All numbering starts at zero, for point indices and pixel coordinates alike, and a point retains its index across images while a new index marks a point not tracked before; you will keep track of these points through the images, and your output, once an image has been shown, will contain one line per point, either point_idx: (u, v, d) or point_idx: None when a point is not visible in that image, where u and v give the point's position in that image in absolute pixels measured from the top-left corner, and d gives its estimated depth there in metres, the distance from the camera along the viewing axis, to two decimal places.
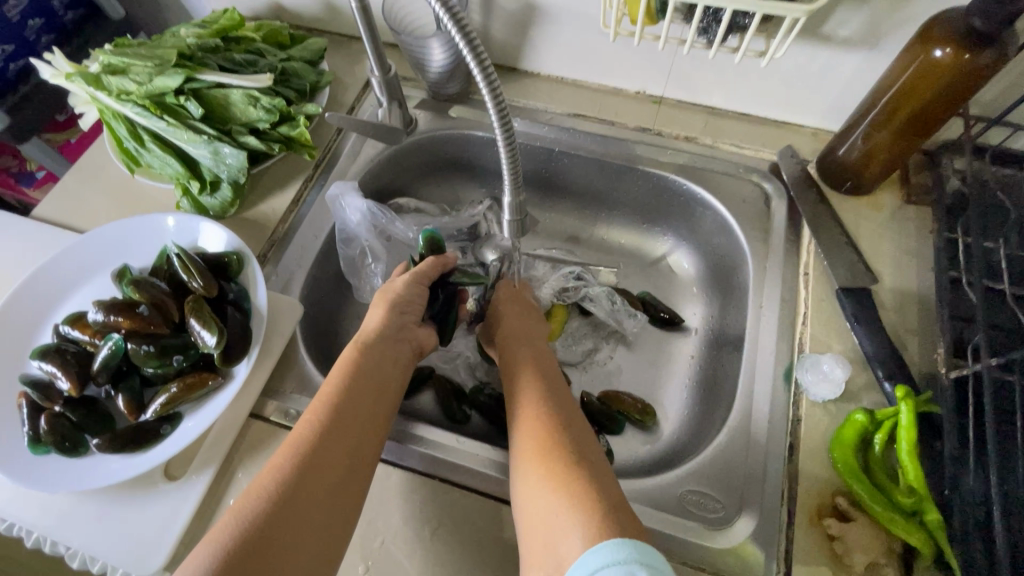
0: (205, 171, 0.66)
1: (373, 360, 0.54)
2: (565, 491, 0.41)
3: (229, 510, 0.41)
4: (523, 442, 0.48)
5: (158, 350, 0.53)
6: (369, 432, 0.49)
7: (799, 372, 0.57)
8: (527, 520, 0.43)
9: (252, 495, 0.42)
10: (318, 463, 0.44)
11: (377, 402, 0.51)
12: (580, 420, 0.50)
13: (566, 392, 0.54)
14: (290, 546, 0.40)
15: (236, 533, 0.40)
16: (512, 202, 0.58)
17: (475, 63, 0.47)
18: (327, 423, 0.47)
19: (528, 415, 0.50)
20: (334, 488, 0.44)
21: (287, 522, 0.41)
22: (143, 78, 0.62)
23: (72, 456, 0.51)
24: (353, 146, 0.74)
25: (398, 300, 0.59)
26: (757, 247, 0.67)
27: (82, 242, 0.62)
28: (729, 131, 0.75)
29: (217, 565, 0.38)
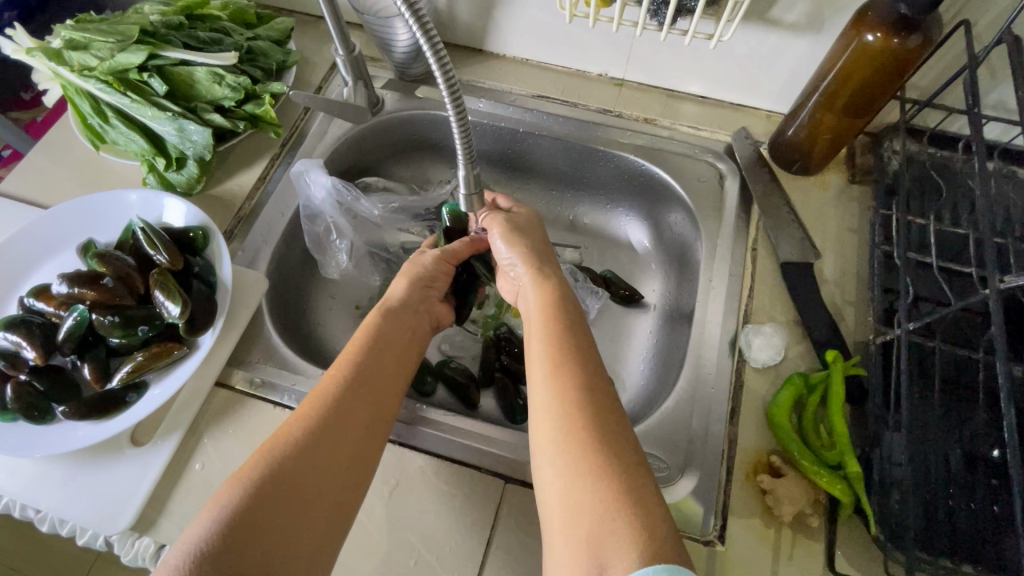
0: (171, 148, 0.66)
1: (395, 326, 0.56)
2: (603, 481, 0.39)
3: (258, 449, 0.43)
4: (548, 410, 0.45)
5: (122, 320, 0.54)
6: (390, 391, 0.51)
7: (743, 341, 0.60)
8: (554, 499, 0.41)
9: (281, 437, 0.44)
10: (343, 414, 0.47)
11: (397, 364, 0.54)
12: (604, 381, 0.47)
13: (590, 347, 0.51)
14: (314, 485, 0.42)
15: (265, 470, 0.41)
16: (466, 176, 0.60)
17: (425, 41, 0.49)
18: (352, 377, 0.49)
19: (550, 382, 0.47)
20: (358, 437, 0.46)
21: (313, 464, 0.43)
22: (105, 54, 0.63)
23: (39, 423, 0.52)
24: (320, 125, 0.75)
25: (423, 274, 0.62)
26: (710, 223, 0.70)
27: (45, 218, 0.62)
28: (687, 113, 0.77)
29: (250, 497, 0.40)
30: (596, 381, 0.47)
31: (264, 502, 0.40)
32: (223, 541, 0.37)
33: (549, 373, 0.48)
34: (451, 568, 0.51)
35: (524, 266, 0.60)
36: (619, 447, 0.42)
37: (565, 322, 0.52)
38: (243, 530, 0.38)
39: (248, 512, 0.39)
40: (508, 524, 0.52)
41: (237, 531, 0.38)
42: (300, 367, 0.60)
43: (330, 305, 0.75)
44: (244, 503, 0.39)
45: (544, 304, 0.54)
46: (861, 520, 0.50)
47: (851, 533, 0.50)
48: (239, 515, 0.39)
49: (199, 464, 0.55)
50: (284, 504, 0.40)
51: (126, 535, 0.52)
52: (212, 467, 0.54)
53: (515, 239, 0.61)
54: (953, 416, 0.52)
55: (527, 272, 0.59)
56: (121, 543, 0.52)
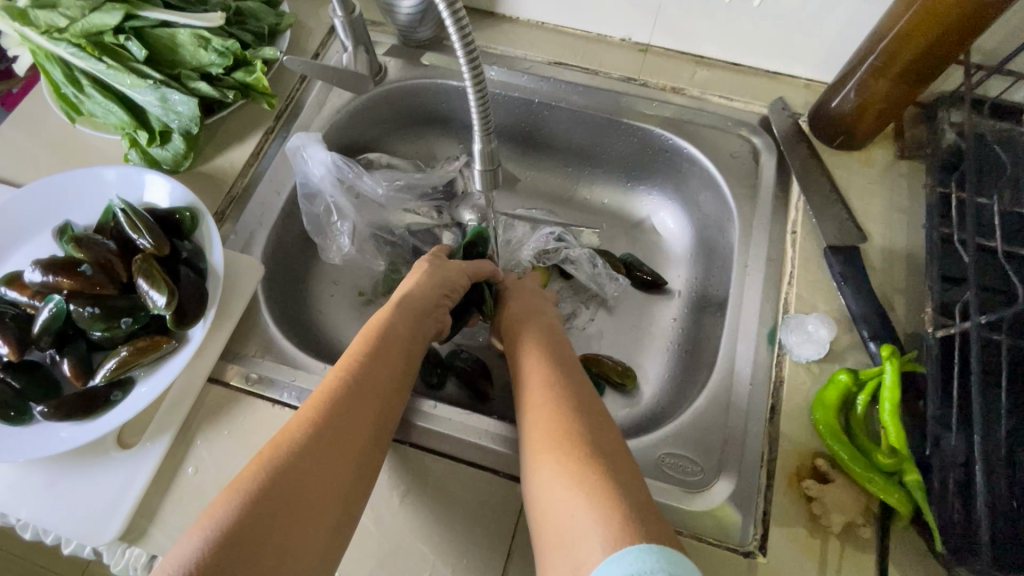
0: (153, 120, 0.60)
1: (404, 327, 0.52)
2: (578, 480, 0.38)
3: (252, 459, 0.39)
4: (533, 428, 0.45)
5: (103, 311, 0.50)
6: (393, 398, 0.47)
7: (783, 333, 0.55)
8: (542, 513, 0.39)
9: (280, 445, 0.39)
10: (347, 421, 0.42)
11: (403, 368, 0.50)
12: (593, 400, 0.47)
13: (578, 370, 0.51)
14: (316, 497, 0.38)
15: (263, 482, 0.37)
16: (482, 150, 0.54)
17: (446, 10, 0.43)
18: (358, 381, 0.45)
19: (536, 401, 0.47)
20: (362, 445, 0.42)
21: (316, 472, 0.39)
22: (75, 13, 0.56)
23: (16, 425, 0.48)
24: (318, 95, 0.69)
25: (448, 279, 0.58)
26: (744, 203, 0.64)
27: (17, 198, 0.57)
28: (719, 82, 0.71)
29: (245, 513, 0.35)
30: (583, 397, 0.47)
31: (261, 514, 0.35)
32: (217, 559, 0.33)
33: (537, 392, 0.48)
34: None
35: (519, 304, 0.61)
36: (605, 452, 0.41)
37: (556, 354, 0.53)
38: (238, 546, 0.33)
39: (244, 526, 0.34)
40: (528, 534, 0.48)
41: (232, 548, 0.33)
42: (300, 361, 0.55)
43: (332, 292, 0.70)
44: (240, 519, 0.34)
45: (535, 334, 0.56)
46: (918, 531, 0.45)
47: (906, 545, 0.46)
48: (235, 531, 0.34)
49: (192, 469, 0.50)
50: (285, 517, 0.36)
51: (115, 544, 0.48)
52: (206, 472, 0.50)
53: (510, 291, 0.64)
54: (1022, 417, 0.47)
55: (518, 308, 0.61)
56: (110, 552, 0.48)
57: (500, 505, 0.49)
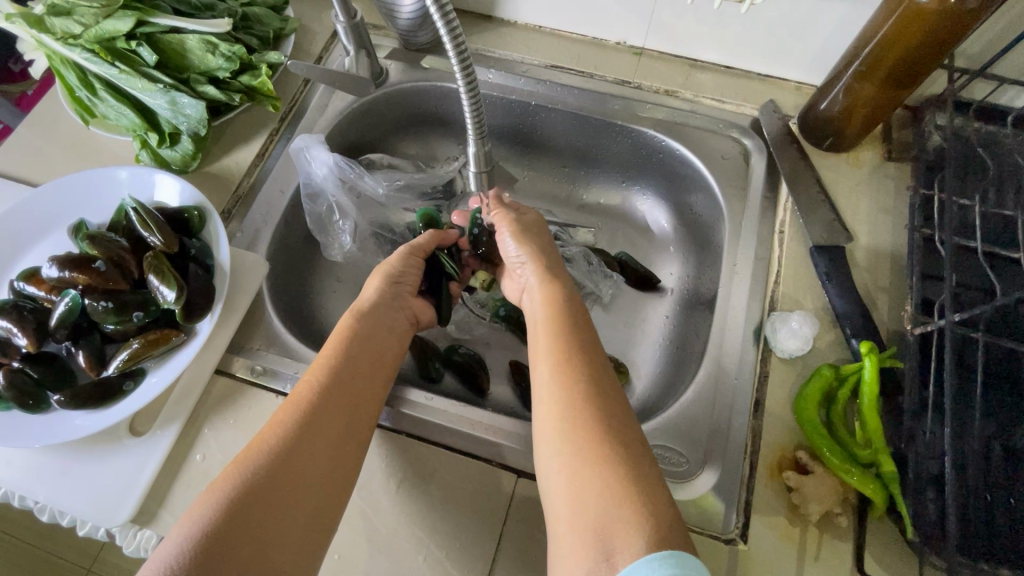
0: (163, 122, 0.62)
1: (372, 326, 0.53)
2: (610, 472, 0.38)
3: (231, 462, 0.41)
4: (551, 401, 0.44)
5: (117, 305, 0.52)
6: (367, 393, 0.49)
7: (768, 330, 0.57)
8: (558, 490, 0.40)
9: (255, 448, 0.42)
10: (319, 420, 0.44)
11: (376, 364, 0.51)
12: (608, 374, 0.46)
13: (595, 342, 0.49)
14: (291, 496, 0.40)
15: (240, 483, 0.39)
16: (477, 152, 0.58)
17: (440, 18, 0.45)
18: (328, 381, 0.47)
19: (554, 374, 0.45)
20: (335, 442, 0.44)
21: (291, 473, 0.41)
22: (90, 20, 0.59)
23: (34, 412, 0.51)
24: (320, 98, 0.71)
25: (393, 270, 0.60)
26: (734, 203, 0.66)
27: (33, 197, 0.59)
28: (711, 85, 0.72)
29: (222, 513, 0.38)
30: (600, 375, 0.45)
31: (238, 514, 0.38)
32: (199, 554, 0.36)
33: (554, 363, 0.46)
34: (459, 565, 0.48)
35: (531, 263, 0.57)
36: (626, 438, 0.41)
37: (570, 317, 0.50)
38: (217, 547, 0.36)
39: (223, 528, 0.37)
40: (518, 520, 0.50)
41: (214, 545, 0.36)
42: (303, 354, 0.57)
43: (335, 288, 0.73)
44: (218, 519, 0.37)
45: (547, 294, 0.53)
46: (894, 521, 0.48)
47: (880, 533, 0.48)
48: (216, 529, 0.37)
49: (200, 455, 0.53)
50: (262, 516, 0.38)
51: (127, 526, 0.51)
52: (213, 458, 0.52)
53: (516, 233, 0.59)
54: (995, 411, 0.48)
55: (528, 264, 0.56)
56: (123, 534, 0.51)
57: (492, 493, 0.51)
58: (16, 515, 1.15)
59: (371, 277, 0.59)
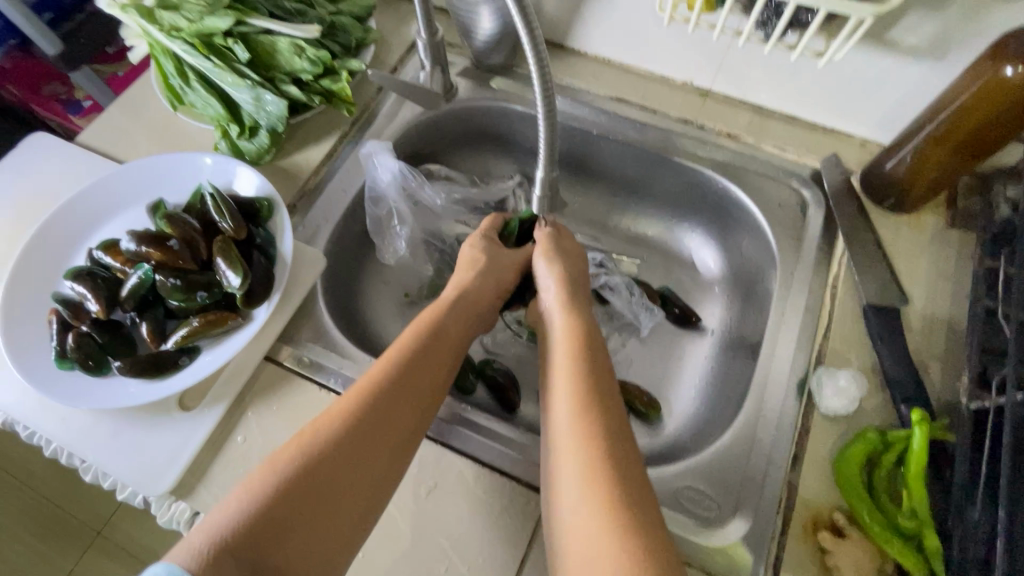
0: (245, 116, 0.66)
1: (451, 326, 0.55)
2: (626, 536, 0.38)
3: (297, 433, 0.43)
4: (570, 452, 0.44)
5: (184, 284, 0.55)
6: (432, 393, 0.50)
7: (813, 383, 0.56)
8: (575, 548, 0.40)
9: (323, 424, 0.44)
10: (384, 411, 0.46)
11: (446, 365, 0.52)
12: (629, 429, 0.46)
13: (617, 392, 0.49)
14: (341, 491, 0.41)
15: (301, 459, 0.41)
16: (545, 178, 0.59)
17: (526, 36, 0.47)
18: (399, 373, 0.48)
19: (573, 424, 0.45)
20: (396, 438, 0.46)
21: (348, 458, 0.42)
22: (195, 16, 0.63)
23: (94, 375, 0.54)
24: (391, 107, 0.74)
25: (493, 272, 0.61)
26: (788, 253, 0.66)
27: (119, 173, 0.63)
28: (775, 133, 0.72)
29: (280, 485, 0.39)
30: (622, 430, 0.46)
31: (295, 490, 0.40)
32: (252, 523, 0.37)
33: (574, 411, 0.46)
34: None
35: (555, 294, 0.58)
36: (643, 503, 0.41)
37: (591, 361, 0.51)
38: (266, 527, 0.38)
39: (277, 503, 0.39)
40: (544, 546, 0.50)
41: (268, 517, 0.38)
42: (348, 351, 0.59)
43: (382, 290, 0.74)
44: (276, 489, 0.39)
45: (567, 335, 0.54)
46: None
47: None
48: (273, 501, 0.39)
49: (241, 437, 0.54)
50: (317, 497, 0.40)
51: (164, 497, 0.53)
52: (254, 442, 0.54)
53: (556, 260, 0.61)
54: None
55: (557, 300, 0.58)
56: (158, 504, 0.52)
57: (520, 513, 0.51)
58: (61, 481, 1.25)
59: (451, 283, 0.60)
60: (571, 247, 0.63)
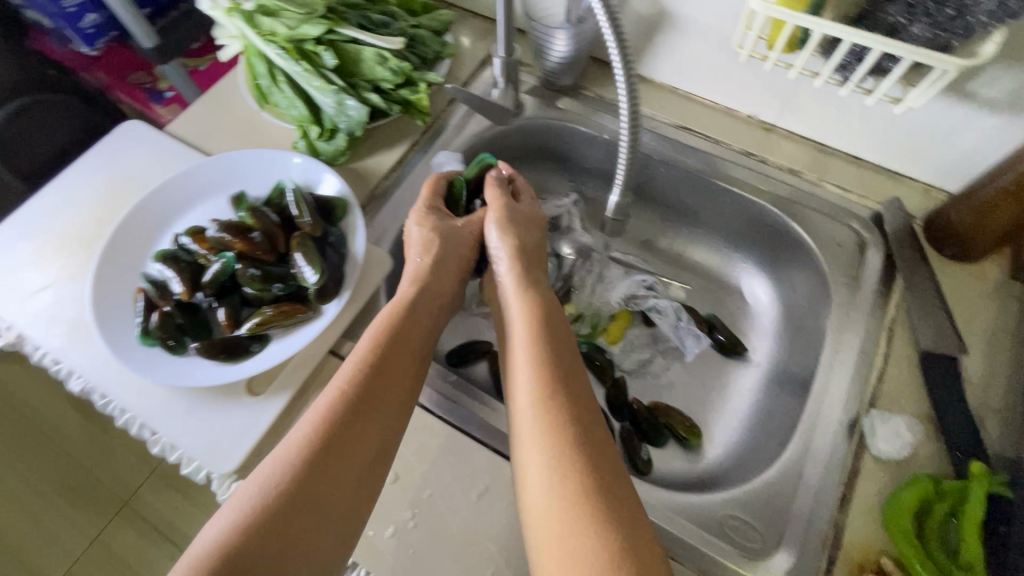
0: (326, 119, 0.70)
1: (409, 324, 0.57)
2: (594, 511, 0.41)
3: (272, 455, 0.46)
4: (532, 430, 0.46)
5: (262, 275, 0.58)
6: (400, 396, 0.52)
7: (865, 425, 0.56)
8: (545, 525, 0.42)
9: (295, 446, 0.46)
10: (353, 421, 0.48)
11: (411, 365, 0.54)
12: (589, 403, 0.49)
13: (576, 367, 0.52)
14: (320, 508, 0.44)
15: (278, 481, 0.44)
16: (619, 199, 0.65)
17: (623, 73, 0.50)
18: (362, 381, 0.50)
19: (535, 408, 0.47)
20: (369, 444, 0.48)
21: (323, 475, 0.45)
22: (293, 23, 0.66)
23: (173, 353, 0.57)
24: (460, 119, 0.77)
25: (442, 252, 0.62)
26: (843, 293, 0.66)
27: (205, 163, 0.67)
28: (836, 172, 0.73)
29: (260, 510, 0.42)
30: (581, 404, 0.48)
31: (275, 513, 0.42)
32: (239, 548, 0.40)
33: (533, 388, 0.49)
34: None
35: (510, 273, 0.60)
36: (608, 476, 0.43)
37: (546, 338, 0.53)
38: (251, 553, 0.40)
39: (259, 526, 0.41)
40: None
41: (253, 539, 0.41)
42: None
43: None
44: (255, 516, 0.42)
45: (527, 316, 0.56)
46: None
47: None
48: (254, 524, 0.41)
49: None
50: (295, 515, 0.43)
51: (226, 476, 0.55)
52: None
53: (509, 233, 0.62)
54: None
55: (513, 280, 0.60)
56: (220, 482, 0.55)
57: None
58: (95, 451, 1.30)
59: (409, 273, 0.61)
60: (518, 215, 0.64)
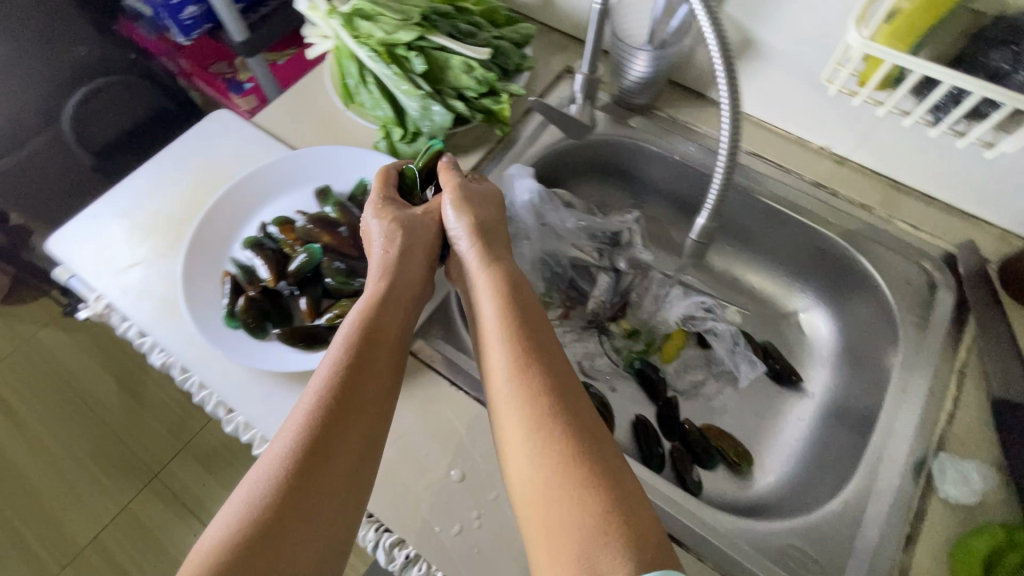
0: (409, 122, 0.72)
1: (385, 313, 0.54)
2: (592, 491, 0.39)
3: (252, 466, 0.43)
4: (518, 418, 0.44)
5: (346, 269, 0.62)
6: (384, 392, 0.49)
7: (934, 467, 0.56)
8: (542, 515, 0.40)
9: (274, 456, 0.42)
10: (338, 422, 0.45)
11: (393, 359, 0.51)
12: (571, 380, 0.47)
13: (554, 345, 0.50)
14: (307, 519, 0.40)
15: (261, 494, 0.40)
16: (705, 225, 0.63)
17: (728, 100, 0.50)
18: (343, 375, 0.47)
19: (519, 394, 0.45)
20: (356, 443, 0.45)
21: (311, 483, 0.41)
22: (388, 29, 0.69)
23: (254, 336, 0.59)
24: (534, 130, 0.78)
25: (405, 237, 0.59)
26: (911, 332, 0.65)
27: (292, 156, 0.69)
28: (909, 210, 0.72)
29: (244, 527, 0.38)
30: (562, 382, 0.46)
31: (263, 529, 0.39)
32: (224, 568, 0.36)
33: (514, 372, 0.47)
34: None
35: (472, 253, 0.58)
36: (600, 454, 0.42)
37: (520, 316, 0.51)
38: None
39: (245, 543, 0.38)
40: None
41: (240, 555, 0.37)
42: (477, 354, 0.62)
43: None
44: (239, 534, 0.38)
45: (493, 290, 0.54)
46: None
47: None
48: (240, 540, 0.38)
49: None
50: (284, 528, 0.39)
51: None
52: None
53: (465, 212, 0.60)
54: None
55: (478, 261, 0.57)
56: None
57: None
58: (129, 420, 1.34)
59: (376, 265, 0.58)
60: (478, 194, 0.63)
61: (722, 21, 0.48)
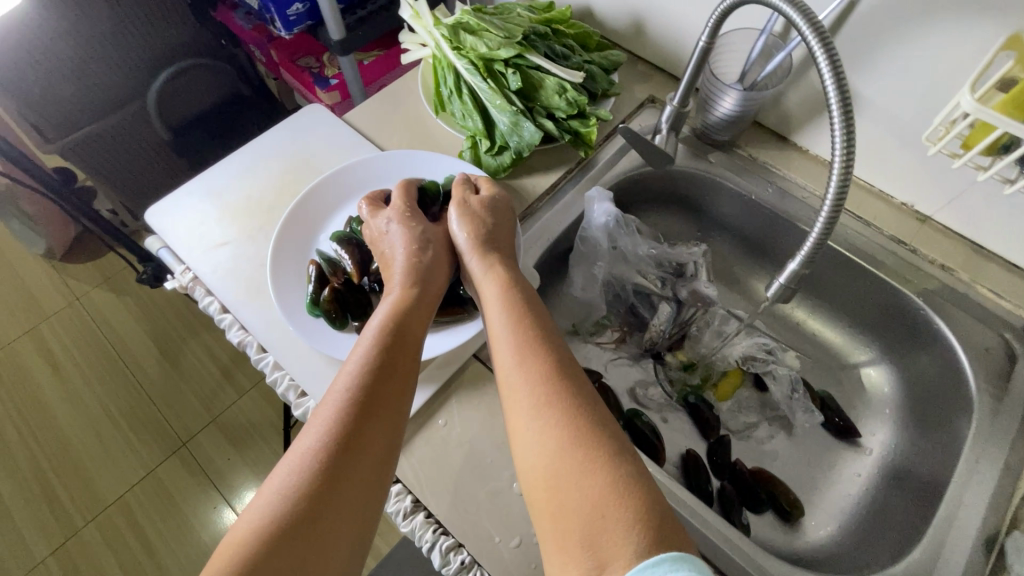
0: (498, 135, 0.73)
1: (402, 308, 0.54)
2: (595, 472, 0.40)
3: (280, 461, 0.44)
4: (523, 408, 0.45)
5: None
6: (402, 384, 0.49)
7: (1007, 546, 0.54)
8: (551, 504, 0.40)
9: (299, 453, 0.43)
10: (359, 418, 0.45)
11: (412, 352, 0.52)
12: (572, 365, 0.48)
13: (556, 334, 0.51)
14: (332, 511, 0.41)
15: (289, 489, 0.41)
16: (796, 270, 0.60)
17: (841, 146, 0.50)
18: (361, 369, 0.48)
19: (522, 384, 0.46)
20: (378, 436, 0.46)
21: (337, 478, 0.42)
22: (490, 45, 0.72)
23: (333, 326, 0.61)
24: (613, 156, 0.80)
25: (419, 237, 0.60)
26: (988, 402, 0.64)
27: (384, 156, 0.72)
28: (992, 277, 0.71)
29: (274, 522, 0.39)
30: (566, 370, 0.47)
31: (292, 524, 0.39)
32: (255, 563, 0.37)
33: (517, 362, 0.48)
34: None
35: (474, 249, 0.59)
36: (603, 436, 0.42)
37: (523, 306, 0.52)
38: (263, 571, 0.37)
39: (275, 538, 0.39)
40: None
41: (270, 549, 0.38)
42: None
43: None
44: (268, 530, 0.39)
45: (498, 286, 0.54)
46: None
47: None
48: (270, 533, 0.39)
49: (442, 421, 0.59)
50: (311, 522, 0.40)
51: None
52: (452, 428, 0.59)
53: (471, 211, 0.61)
54: None
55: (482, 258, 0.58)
56: None
57: None
58: (166, 387, 1.38)
59: (403, 269, 0.57)
60: (484, 196, 0.63)
61: (843, 73, 0.49)
